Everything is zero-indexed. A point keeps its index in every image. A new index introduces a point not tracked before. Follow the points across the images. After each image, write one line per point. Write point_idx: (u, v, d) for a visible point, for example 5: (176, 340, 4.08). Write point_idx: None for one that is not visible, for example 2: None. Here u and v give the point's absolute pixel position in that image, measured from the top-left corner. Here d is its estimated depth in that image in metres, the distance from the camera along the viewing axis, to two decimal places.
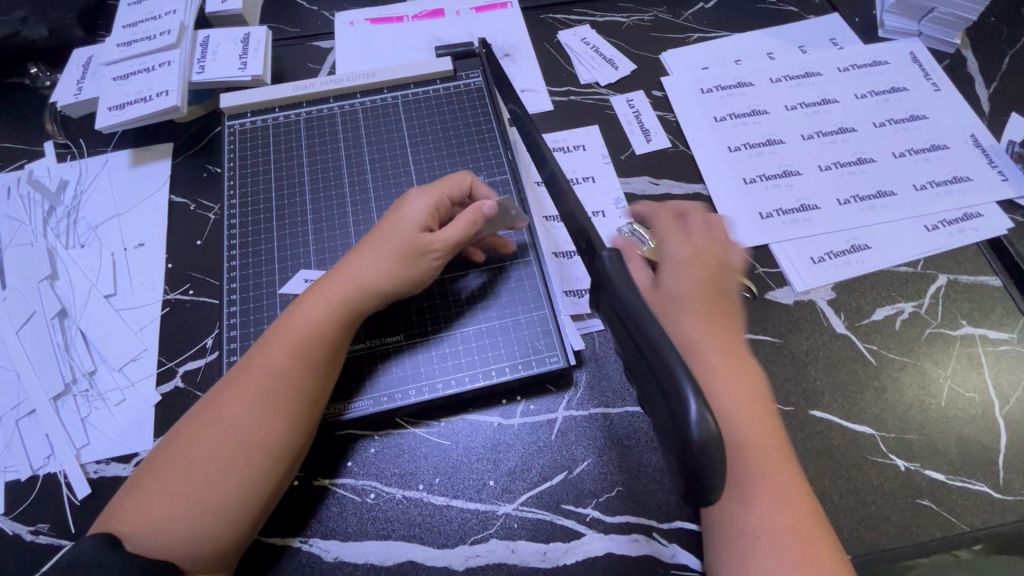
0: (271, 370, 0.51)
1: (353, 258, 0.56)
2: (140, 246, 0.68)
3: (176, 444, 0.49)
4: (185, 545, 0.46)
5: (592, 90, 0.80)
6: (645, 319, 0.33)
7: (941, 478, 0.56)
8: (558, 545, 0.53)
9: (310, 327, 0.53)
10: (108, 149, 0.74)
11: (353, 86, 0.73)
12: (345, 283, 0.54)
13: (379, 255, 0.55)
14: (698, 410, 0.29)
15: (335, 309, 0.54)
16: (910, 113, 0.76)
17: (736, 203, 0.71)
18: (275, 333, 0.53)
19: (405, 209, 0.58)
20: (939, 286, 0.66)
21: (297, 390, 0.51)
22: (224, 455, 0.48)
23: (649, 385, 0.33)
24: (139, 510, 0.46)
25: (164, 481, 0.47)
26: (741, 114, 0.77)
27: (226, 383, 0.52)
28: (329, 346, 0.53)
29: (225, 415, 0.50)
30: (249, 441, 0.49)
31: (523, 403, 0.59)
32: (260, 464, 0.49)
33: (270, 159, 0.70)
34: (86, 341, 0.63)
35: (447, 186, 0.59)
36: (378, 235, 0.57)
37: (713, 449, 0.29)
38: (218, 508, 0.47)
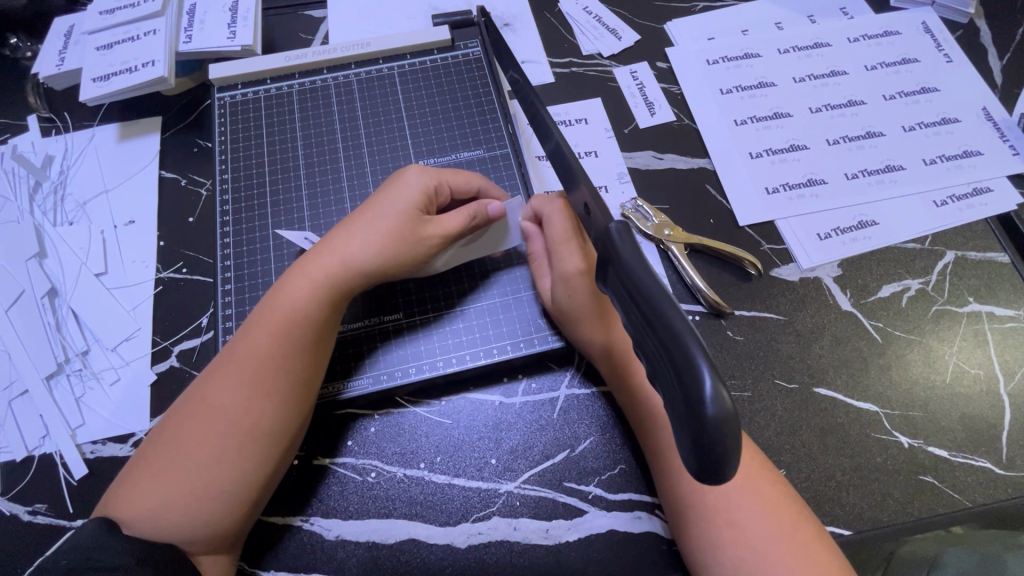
0: (258, 352, 0.50)
1: (338, 238, 0.54)
2: (130, 223, 0.66)
3: (167, 431, 0.48)
4: (183, 530, 0.45)
5: (594, 61, 0.77)
6: (655, 296, 0.32)
7: (944, 455, 0.56)
8: (560, 522, 0.53)
9: (296, 307, 0.51)
10: (94, 124, 0.72)
11: (347, 57, 0.71)
12: (331, 262, 0.53)
13: (369, 235, 0.54)
14: (713, 387, 0.28)
15: (320, 288, 0.52)
16: (921, 85, 0.74)
17: (742, 178, 0.69)
18: (259, 315, 0.52)
19: (406, 186, 0.56)
20: (946, 263, 0.65)
21: (286, 370, 0.50)
22: (216, 438, 0.47)
23: (659, 363, 0.32)
24: (135, 497, 0.46)
25: (156, 467, 0.47)
26: (748, 86, 0.75)
27: (214, 367, 0.51)
28: (317, 326, 0.52)
29: (213, 399, 0.49)
30: (240, 424, 0.48)
31: (524, 381, 0.59)
32: (254, 446, 0.48)
33: (262, 133, 0.67)
34: (78, 320, 0.61)
35: (449, 172, 0.58)
36: (372, 212, 0.55)
37: (728, 427, 0.28)
38: (216, 490, 0.47)
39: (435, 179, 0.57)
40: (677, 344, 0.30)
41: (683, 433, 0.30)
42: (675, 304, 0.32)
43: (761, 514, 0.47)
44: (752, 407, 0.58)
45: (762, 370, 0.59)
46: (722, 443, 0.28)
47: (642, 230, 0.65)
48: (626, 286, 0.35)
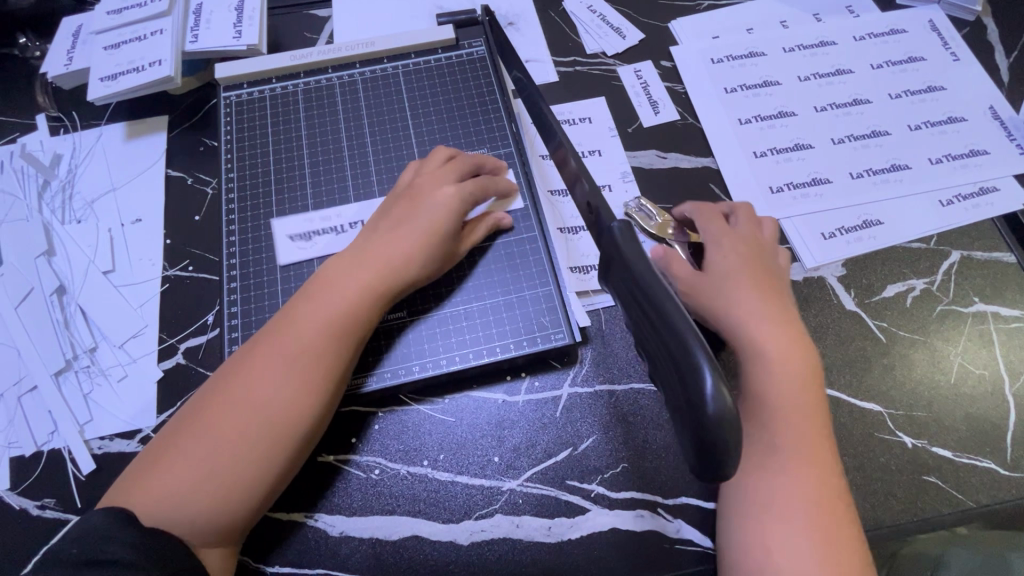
0: (301, 349, 0.50)
1: (388, 245, 0.55)
2: (137, 221, 0.67)
3: (197, 423, 0.49)
4: (203, 520, 0.46)
5: (598, 60, 0.77)
6: (656, 293, 0.32)
7: (948, 456, 0.56)
8: (562, 520, 0.54)
9: (343, 309, 0.52)
10: (102, 123, 0.72)
11: (352, 56, 0.71)
12: (381, 272, 0.54)
13: (417, 249, 0.55)
14: (714, 385, 0.28)
15: (368, 292, 0.53)
16: (927, 84, 0.74)
17: (746, 178, 0.69)
18: (301, 315, 0.52)
19: (446, 201, 0.57)
20: (952, 262, 0.64)
21: (323, 375, 0.50)
22: (250, 432, 0.48)
23: (662, 361, 0.32)
24: (156, 487, 0.46)
25: (186, 455, 0.47)
26: (752, 85, 0.75)
27: (249, 361, 0.51)
28: (361, 329, 0.53)
29: (250, 392, 0.49)
30: (273, 424, 0.48)
31: (528, 380, 0.59)
32: (283, 447, 0.49)
33: (267, 132, 0.68)
34: (86, 317, 0.62)
35: (482, 183, 0.60)
36: (420, 224, 0.56)
37: (728, 425, 0.28)
38: (240, 487, 0.47)
39: (473, 194, 0.59)
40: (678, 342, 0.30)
41: (685, 432, 0.30)
42: (677, 302, 0.32)
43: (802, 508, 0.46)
44: None
45: None
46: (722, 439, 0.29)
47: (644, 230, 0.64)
48: (629, 282, 0.35)
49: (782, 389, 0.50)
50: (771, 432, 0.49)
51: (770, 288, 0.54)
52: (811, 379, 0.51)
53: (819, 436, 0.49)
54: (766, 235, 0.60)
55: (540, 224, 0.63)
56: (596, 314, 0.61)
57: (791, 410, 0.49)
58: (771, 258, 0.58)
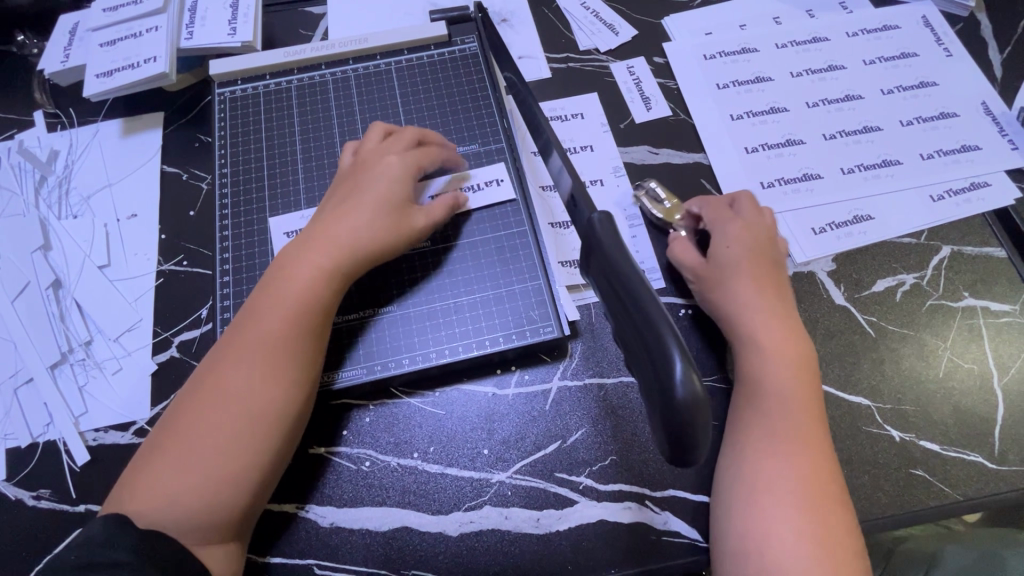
0: (268, 337, 0.51)
1: (337, 222, 0.56)
2: (133, 217, 0.67)
3: (178, 426, 0.49)
4: (197, 519, 0.46)
5: (591, 56, 0.77)
6: (631, 282, 0.33)
7: (936, 449, 0.56)
8: (551, 512, 0.54)
9: (305, 293, 0.53)
10: (98, 119, 0.73)
11: (345, 52, 0.71)
12: (336, 250, 0.54)
13: (368, 222, 0.55)
14: (684, 371, 0.29)
15: (326, 273, 0.54)
16: (919, 80, 0.74)
17: (737, 173, 0.69)
18: (264, 304, 0.52)
19: (389, 171, 0.58)
20: (942, 257, 0.65)
21: (294, 355, 0.51)
22: (232, 426, 0.48)
23: (636, 349, 0.33)
24: (149, 489, 0.46)
25: (171, 457, 0.48)
26: (744, 81, 0.75)
27: (221, 357, 0.51)
28: (323, 310, 0.53)
29: (225, 387, 0.49)
30: (254, 410, 0.49)
31: (517, 373, 0.59)
32: (267, 430, 0.49)
33: (261, 128, 0.68)
34: (81, 311, 0.63)
35: (421, 151, 0.60)
36: (365, 198, 0.56)
37: (698, 411, 0.29)
38: (230, 479, 0.48)
39: (416, 164, 0.59)
40: (651, 329, 0.31)
41: (658, 418, 0.31)
42: (651, 291, 0.33)
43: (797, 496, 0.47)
44: None
45: None
46: (692, 426, 0.29)
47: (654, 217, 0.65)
48: (606, 274, 0.35)
49: (783, 377, 0.51)
50: (774, 419, 0.50)
51: (770, 280, 0.56)
52: (808, 368, 0.52)
53: (815, 426, 0.50)
54: (767, 218, 0.60)
55: (530, 219, 0.63)
56: (586, 309, 0.62)
57: (791, 397, 0.50)
58: (776, 245, 0.59)
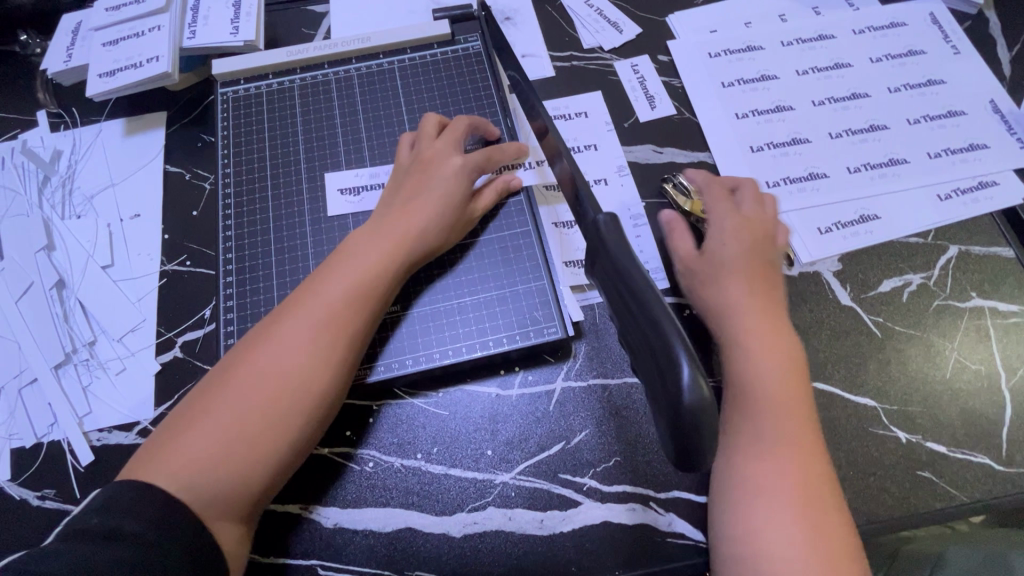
0: (327, 314, 0.50)
1: (408, 212, 0.56)
2: (136, 217, 0.67)
3: (217, 392, 0.47)
4: (222, 492, 0.45)
5: (595, 54, 0.77)
6: (636, 283, 0.33)
7: (942, 451, 0.55)
8: (555, 513, 0.54)
9: (366, 274, 0.52)
10: (102, 119, 0.73)
11: (348, 51, 0.71)
12: (401, 237, 0.55)
13: (436, 215, 0.56)
14: (691, 375, 0.29)
15: (389, 257, 0.54)
16: (927, 77, 0.73)
17: (742, 172, 0.69)
18: (324, 282, 0.52)
19: (454, 169, 0.58)
20: (949, 257, 0.64)
21: (349, 336, 0.50)
22: (275, 400, 0.47)
23: (642, 352, 0.32)
24: (178, 455, 0.44)
25: (207, 424, 0.46)
26: (750, 80, 0.74)
27: (272, 328, 0.49)
28: (382, 295, 0.53)
29: (275, 360, 0.48)
30: (303, 387, 0.48)
31: (521, 374, 0.59)
32: (311, 409, 0.48)
33: (264, 128, 0.68)
34: (85, 311, 0.63)
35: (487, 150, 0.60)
36: (432, 190, 0.57)
37: (705, 416, 0.28)
38: (261, 455, 0.46)
39: (479, 162, 0.59)
40: (656, 332, 0.30)
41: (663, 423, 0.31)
42: (658, 294, 0.32)
43: (786, 499, 0.46)
44: None
45: None
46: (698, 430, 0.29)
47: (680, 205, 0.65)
48: (610, 276, 0.35)
49: (770, 376, 0.50)
50: (761, 420, 0.49)
51: (761, 278, 0.55)
52: (798, 370, 0.51)
53: (808, 430, 0.49)
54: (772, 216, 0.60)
55: (534, 220, 0.63)
56: (590, 309, 0.61)
57: (776, 399, 0.49)
58: (775, 243, 0.58)
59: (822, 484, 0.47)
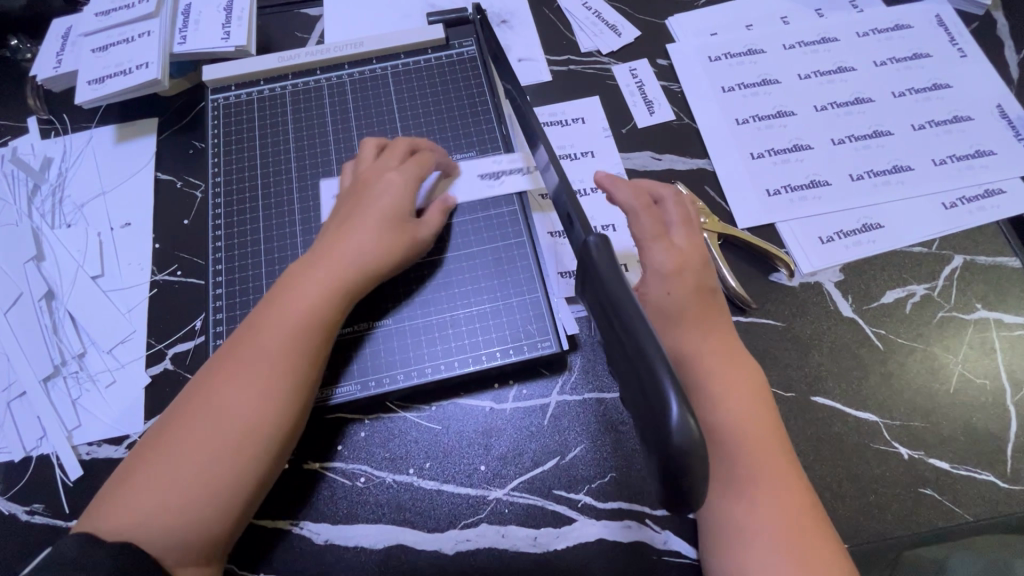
0: (266, 353, 0.49)
1: (345, 236, 0.54)
2: (127, 226, 0.66)
3: (160, 442, 0.47)
4: (170, 542, 0.44)
5: (593, 58, 0.75)
6: (630, 313, 0.32)
7: (945, 467, 0.54)
8: (549, 530, 0.53)
9: (304, 306, 0.51)
10: (92, 125, 0.72)
11: (340, 57, 0.70)
12: (338, 265, 0.53)
13: (375, 238, 0.55)
14: (680, 415, 0.28)
15: (328, 286, 0.52)
16: (932, 82, 0.72)
17: (742, 180, 0.67)
18: (262, 322, 0.51)
19: (392, 187, 0.57)
20: (954, 267, 0.63)
21: (289, 372, 0.49)
22: (215, 444, 0.46)
23: (632, 386, 0.31)
24: (128, 506, 0.44)
25: (151, 473, 0.46)
26: (751, 84, 0.73)
27: (213, 370, 0.49)
28: (324, 328, 0.51)
29: (214, 404, 0.47)
30: (246, 426, 0.47)
31: (515, 388, 0.58)
32: (257, 446, 0.47)
33: (255, 135, 0.67)
34: (75, 323, 0.62)
35: (417, 160, 0.59)
36: (369, 212, 0.56)
37: (696, 456, 0.28)
38: (207, 500, 0.45)
39: (416, 176, 0.58)
40: (648, 368, 0.29)
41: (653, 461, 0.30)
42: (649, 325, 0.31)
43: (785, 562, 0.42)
44: None
45: None
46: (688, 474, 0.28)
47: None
48: (603, 302, 0.34)
49: (738, 423, 0.47)
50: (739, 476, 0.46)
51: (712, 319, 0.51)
52: (763, 409, 0.48)
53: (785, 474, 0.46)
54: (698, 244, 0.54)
55: (528, 231, 0.62)
56: (585, 321, 0.60)
57: (748, 451, 0.46)
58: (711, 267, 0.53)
59: (817, 538, 0.44)
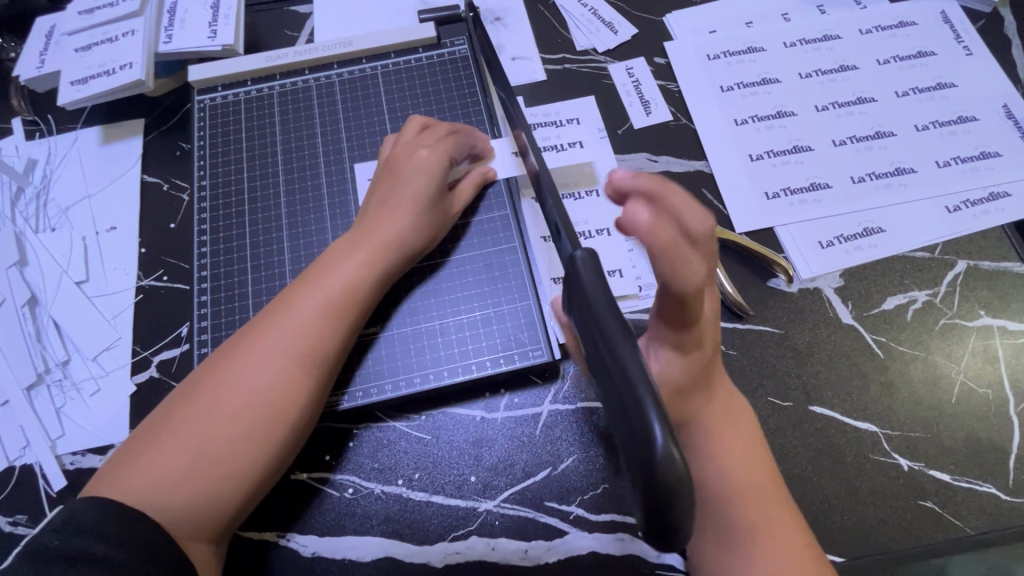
0: (300, 329, 0.49)
1: (382, 217, 0.54)
2: (112, 229, 0.65)
3: (184, 407, 0.46)
4: (187, 512, 0.43)
5: (589, 57, 0.74)
6: (609, 325, 0.31)
7: (946, 479, 0.53)
8: (539, 543, 0.52)
9: (339, 283, 0.51)
10: (77, 126, 0.71)
11: (330, 56, 0.68)
12: (378, 244, 0.53)
13: (412, 219, 0.55)
14: (663, 441, 0.27)
15: (365, 266, 0.53)
16: (936, 81, 0.70)
17: (740, 182, 0.66)
18: (296, 297, 0.51)
19: (425, 166, 0.56)
20: (957, 273, 0.61)
21: (323, 350, 0.49)
22: (243, 415, 0.46)
23: (616, 409, 0.30)
24: (145, 470, 0.43)
25: (174, 438, 0.45)
26: (750, 83, 0.71)
27: (244, 340, 0.49)
28: (359, 307, 0.52)
29: (244, 375, 0.47)
30: (273, 402, 0.47)
31: (507, 396, 0.57)
32: (281, 424, 0.47)
33: (242, 138, 0.66)
34: (59, 329, 0.61)
35: (452, 140, 0.58)
36: (405, 193, 0.55)
37: (680, 485, 0.27)
38: (227, 473, 0.45)
39: (449, 156, 0.57)
40: (626, 384, 0.29)
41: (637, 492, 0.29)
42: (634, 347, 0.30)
43: None
44: None
45: (758, 386, 0.57)
46: (671, 504, 0.27)
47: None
48: (582, 315, 0.33)
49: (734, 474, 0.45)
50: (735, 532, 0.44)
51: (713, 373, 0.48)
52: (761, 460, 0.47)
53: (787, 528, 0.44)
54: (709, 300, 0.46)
55: (519, 236, 0.61)
56: None
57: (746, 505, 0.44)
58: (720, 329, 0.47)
59: None
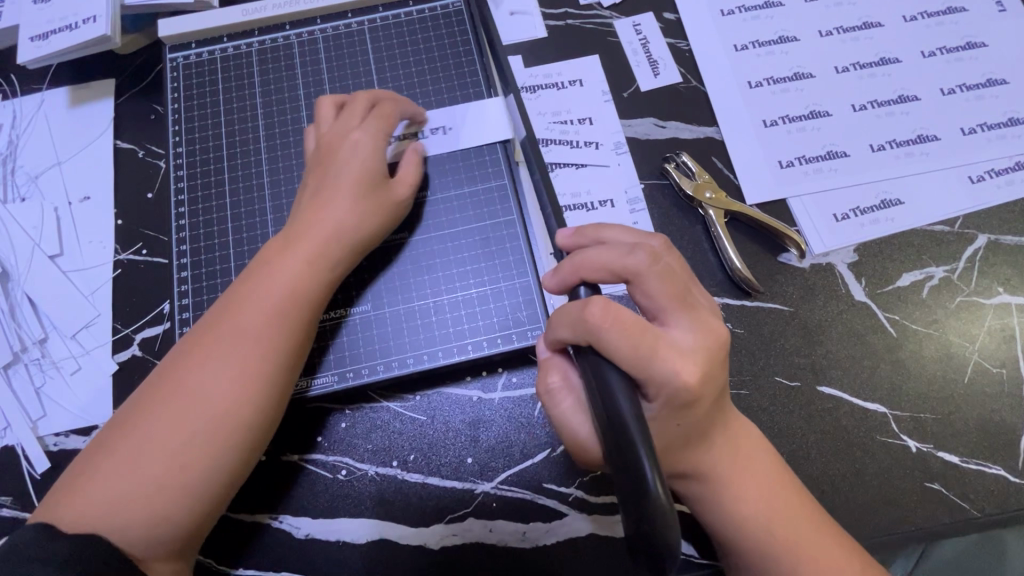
0: (246, 335, 0.46)
1: (318, 207, 0.51)
2: (85, 200, 0.61)
3: (126, 427, 0.44)
4: (143, 535, 0.42)
5: (593, 11, 0.68)
6: (612, 387, 0.35)
7: (955, 461, 0.52)
8: (538, 525, 0.51)
9: (286, 286, 0.48)
10: (43, 87, 0.66)
11: (311, 10, 0.63)
12: (323, 241, 0.50)
13: (349, 206, 0.51)
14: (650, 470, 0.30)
15: (311, 265, 0.49)
16: (966, 40, 0.65)
17: (752, 150, 0.62)
18: (239, 303, 0.47)
19: (358, 148, 0.52)
20: (977, 248, 0.58)
21: (270, 355, 0.46)
22: (189, 430, 0.43)
23: (611, 451, 0.34)
24: (88, 498, 0.41)
25: (119, 459, 0.43)
26: (766, 42, 0.66)
27: (187, 352, 0.46)
28: (309, 307, 0.49)
29: (189, 387, 0.44)
30: (219, 414, 0.44)
31: (505, 375, 0.55)
32: (234, 433, 0.44)
33: (220, 101, 0.61)
34: (34, 306, 0.58)
35: (381, 117, 0.54)
36: (338, 180, 0.51)
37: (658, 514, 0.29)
38: (181, 491, 0.43)
39: (383, 134, 0.53)
40: (624, 439, 0.32)
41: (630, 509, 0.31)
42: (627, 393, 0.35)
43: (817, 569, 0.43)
44: (752, 407, 0.53)
45: (765, 365, 0.55)
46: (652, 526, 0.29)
47: (681, 190, 0.60)
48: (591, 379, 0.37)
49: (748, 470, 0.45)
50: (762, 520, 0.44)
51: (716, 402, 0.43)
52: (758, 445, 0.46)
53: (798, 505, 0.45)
54: (690, 326, 0.41)
55: (519, 210, 0.58)
56: None
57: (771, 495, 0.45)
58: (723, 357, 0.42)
59: None
